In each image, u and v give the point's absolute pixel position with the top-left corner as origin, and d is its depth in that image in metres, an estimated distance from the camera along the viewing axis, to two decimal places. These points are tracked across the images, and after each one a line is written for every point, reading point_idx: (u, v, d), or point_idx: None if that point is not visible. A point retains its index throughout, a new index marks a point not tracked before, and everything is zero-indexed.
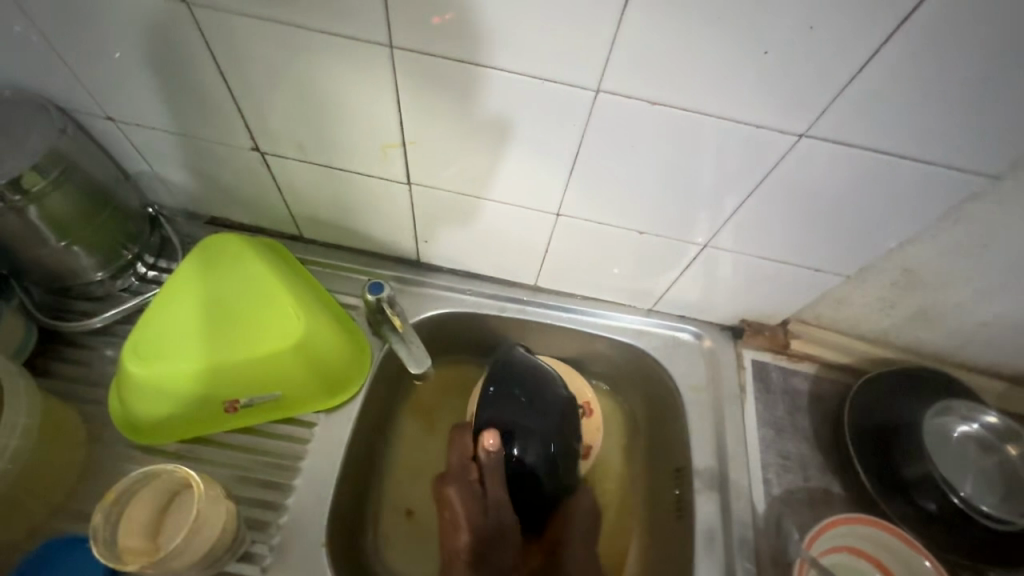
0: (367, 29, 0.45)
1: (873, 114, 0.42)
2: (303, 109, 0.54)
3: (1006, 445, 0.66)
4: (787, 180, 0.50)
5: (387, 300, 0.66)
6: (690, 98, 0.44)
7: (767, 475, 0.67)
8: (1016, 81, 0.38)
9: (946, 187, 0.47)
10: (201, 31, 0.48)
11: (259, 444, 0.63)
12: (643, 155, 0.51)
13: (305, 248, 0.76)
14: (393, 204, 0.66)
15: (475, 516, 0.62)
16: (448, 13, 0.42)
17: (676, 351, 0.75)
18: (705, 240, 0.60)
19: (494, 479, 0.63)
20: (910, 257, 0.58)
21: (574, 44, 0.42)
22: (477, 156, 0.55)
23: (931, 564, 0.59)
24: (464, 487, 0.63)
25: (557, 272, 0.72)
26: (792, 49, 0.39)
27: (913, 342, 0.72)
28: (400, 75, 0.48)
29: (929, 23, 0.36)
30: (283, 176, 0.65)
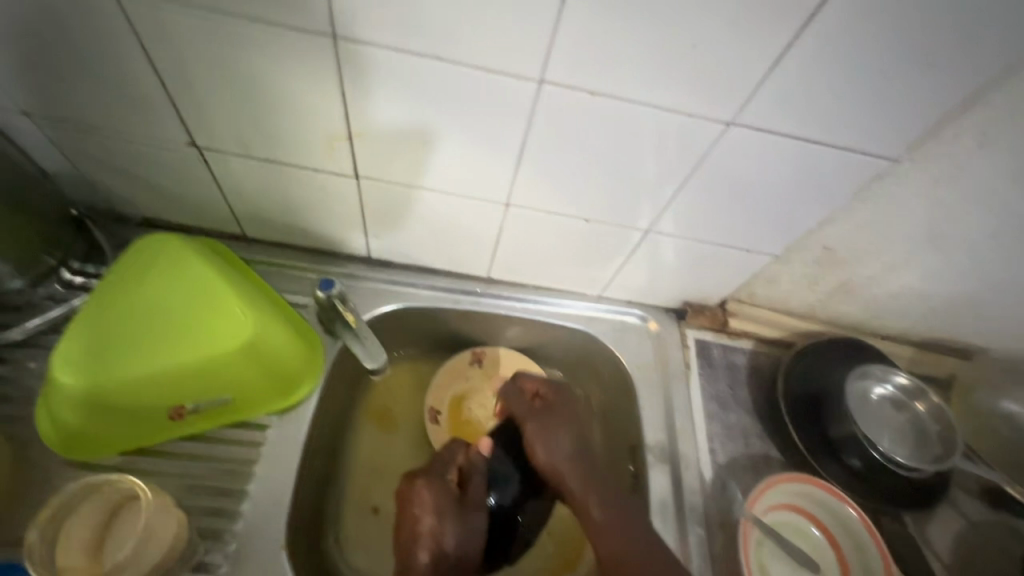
0: (309, 20, 0.44)
1: (789, 104, 0.46)
2: (243, 101, 0.52)
3: (915, 402, 0.73)
4: (721, 168, 0.53)
5: (338, 295, 0.66)
6: (628, 89, 0.46)
7: (713, 445, 0.71)
8: (908, 73, 0.42)
9: (856, 170, 0.52)
10: (127, 19, 0.46)
11: (210, 451, 0.60)
12: (586, 144, 0.52)
13: (249, 248, 0.74)
14: (341, 198, 0.64)
15: (451, 510, 0.62)
16: (380, 5, 0.42)
17: (626, 335, 0.78)
18: (647, 226, 0.63)
19: (476, 482, 0.67)
20: (829, 236, 0.63)
21: (515, 39, 0.43)
22: (425, 149, 0.55)
23: (856, 513, 0.64)
24: (443, 481, 0.64)
25: (509, 263, 0.74)
26: (719, 43, 0.42)
27: (834, 315, 0.79)
28: (346, 68, 0.48)
29: (835, 21, 0.39)
30: (224, 173, 0.62)
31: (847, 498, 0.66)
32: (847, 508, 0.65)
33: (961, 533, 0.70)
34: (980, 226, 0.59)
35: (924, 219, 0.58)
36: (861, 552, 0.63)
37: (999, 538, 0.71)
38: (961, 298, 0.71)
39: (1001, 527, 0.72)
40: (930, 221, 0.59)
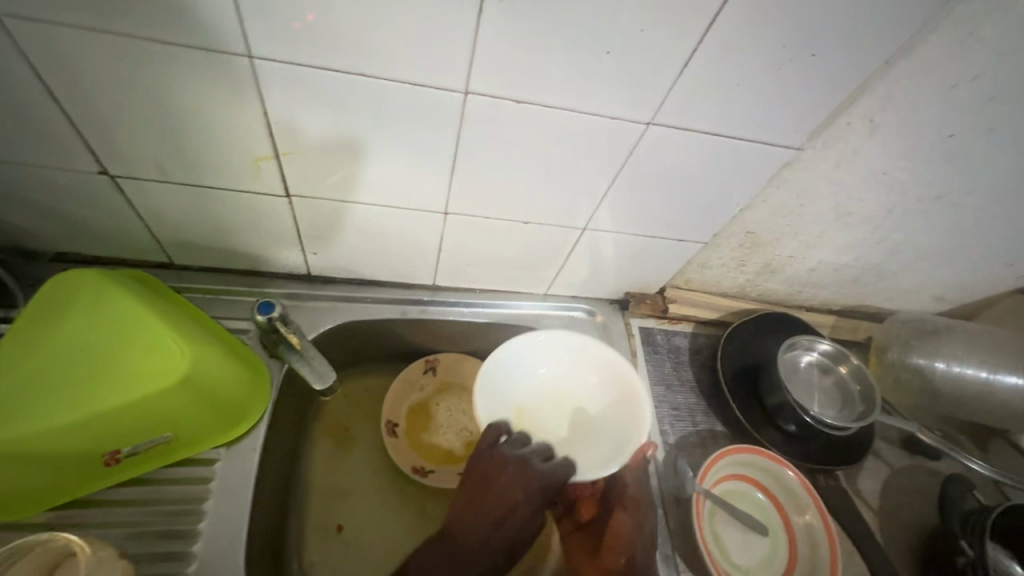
0: (220, 40, 0.43)
1: (699, 103, 0.49)
2: (157, 125, 0.50)
3: (839, 366, 0.80)
4: (646, 165, 0.56)
5: (279, 317, 0.63)
6: (551, 96, 0.48)
7: (664, 426, 0.75)
8: (801, 71, 0.46)
9: (767, 160, 0.56)
10: (17, 45, 0.42)
11: (154, 493, 0.57)
12: (516, 149, 0.54)
13: (179, 275, 0.70)
14: (274, 218, 0.63)
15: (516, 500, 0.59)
16: (294, 23, 0.41)
17: (574, 329, 0.81)
18: (584, 223, 0.65)
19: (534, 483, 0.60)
20: (750, 221, 0.67)
21: (435, 53, 0.44)
22: (357, 163, 0.55)
23: (794, 474, 0.69)
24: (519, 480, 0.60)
25: (455, 269, 0.74)
26: (631, 50, 0.44)
27: (763, 293, 0.84)
28: (264, 87, 0.47)
29: (731, 27, 0.42)
30: (143, 201, 0.59)
31: (786, 461, 0.71)
32: (786, 470, 0.70)
33: (886, 480, 0.78)
34: (878, 203, 0.65)
35: (831, 199, 0.64)
36: (801, 510, 0.68)
37: (917, 480, 0.79)
38: (869, 267, 0.78)
39: (919, 469, 0.80)
40: (837, 200, 0.64)
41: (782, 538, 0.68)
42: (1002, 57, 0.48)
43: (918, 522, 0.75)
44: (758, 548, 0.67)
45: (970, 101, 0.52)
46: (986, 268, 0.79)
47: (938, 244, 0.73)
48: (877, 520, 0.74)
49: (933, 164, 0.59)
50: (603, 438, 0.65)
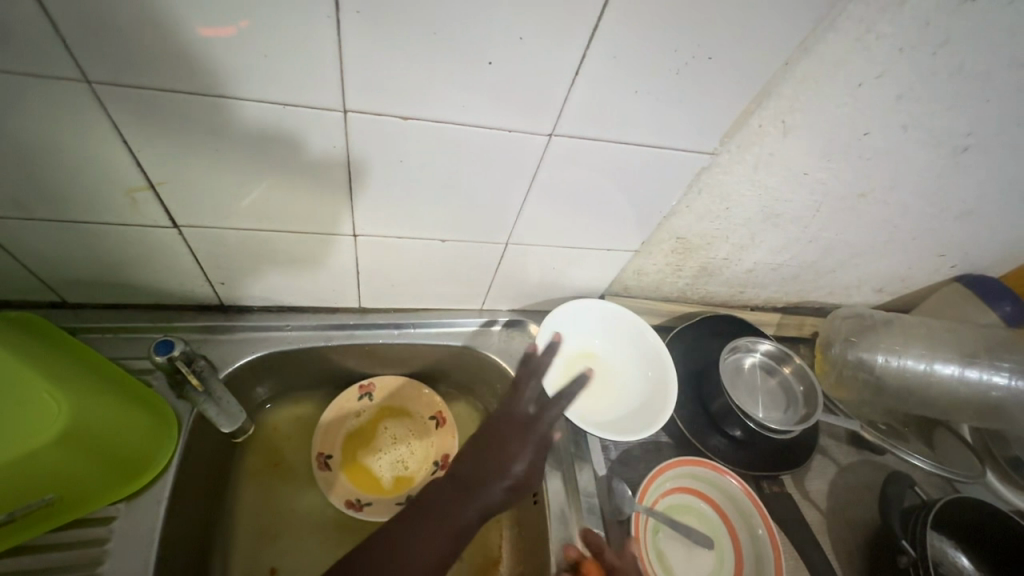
0: (52, 66, 0.38)
1: (599, 112, 0.46)
2: (4, 159, 0.45)
3: (782, 367, 0.78)
4: (557, 177, 0.53)
5: (181, 356, 0.59)
6: (442, 112, 0.45)
7: (606, 441, 0.72)
8: (700, 75, 0.44)
9: (683, 166, 0.54)
10: None
11: (39, 561, 0.52)
12: (416, 169, 0.50)
13: (73, 315, 0.65)
14: (168, 250, 0.58)
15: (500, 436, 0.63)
16: (132, 43, 0.37)
17: (511, 344, 0.78)
18: (506, 238, 0.62)
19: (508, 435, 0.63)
20: (679, 227, 0.65)
21: (300, 70, 0.40)
22: (243, 188, 0.50)
23: (734, 479, 0.68)
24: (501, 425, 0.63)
25: (379, 291, 0.70)
26: (515, 60, 0.41)
27: (704, 295, 0.83)
28: (118, 114, 0.42)
29: (616, 34, 0.40)
30: (14, 240, 0.54)
31: (725, 468, 0.70)
32: (727, 477, 0.69)
33: (834, 479, 0.77)
34: (804, 203, 0.63)
35: (756, 202, 0.62)
36: (745, 518, 0.67)
37: (864, 476, 0.78)
38: (805, 265, 0.77)
39: (865, 465, 0.79)
40: (762, 202, 0.62)
41: (729, 550, 0.66)
42: (904, 52, 0.47)
43: (865, 521, 0.74)
44: (705, 564, 0.65)
45: (879, 98, 0.51)
46: (919, 260, 0.79)
47: (869, 240, 0.72)
48: (825, 521, 0.73)
49: (853, 162, 0.58)
50: (627, 415, 0.70)
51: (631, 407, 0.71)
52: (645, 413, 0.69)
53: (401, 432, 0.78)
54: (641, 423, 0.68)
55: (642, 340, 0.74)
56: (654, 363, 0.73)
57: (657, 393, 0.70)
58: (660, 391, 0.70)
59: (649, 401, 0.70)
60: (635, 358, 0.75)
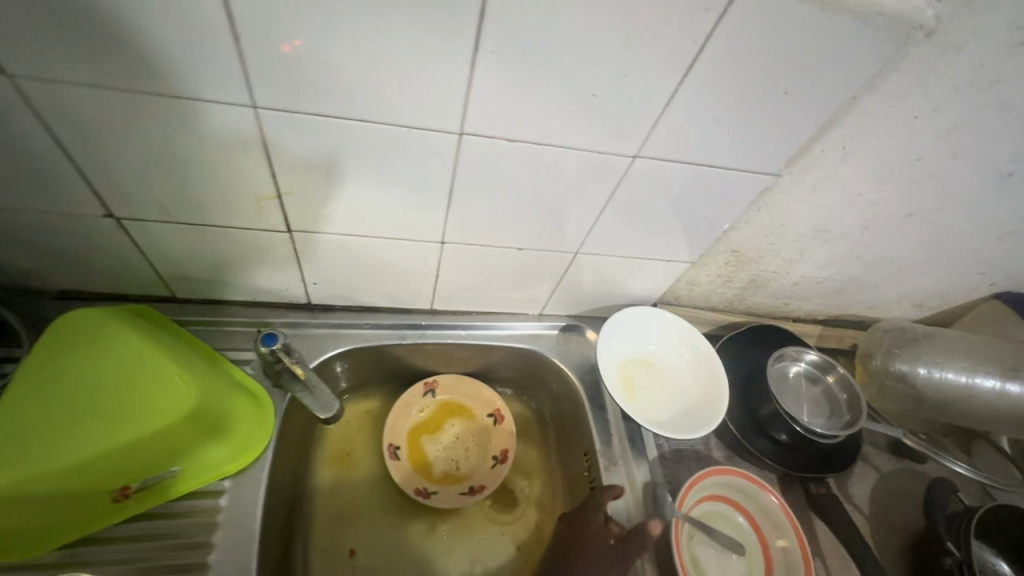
0: (225, 94, 0.45)
1: (681, 138, 0.51)
2: (162, 171, 0.52)
3: (826, 376, 0.82)
4: (633, 194, 0.59)
5: (283, 348, 0.64)
6: (544, 136, 0.51)
7: (659, 440, 0.77)
8: (775, 107, 0.49)
9: (748, 186, 0.59)
10: (30, 102, 0.44)
11: (160, 528, 0.58)
12: (509, 185, 0.56)
13: (180, 309, 0.71)
14: (276, 252, 0.64)
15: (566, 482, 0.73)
16: (295, 77, 0.44)
17: (569, 347, 0.83)
18: (576, 248, 0.68)
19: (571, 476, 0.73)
20: (735, 241, 0.70)
21: (429, 99, 0.46)
22: (355, 199, 0.57)
23: (775, 496, 0.72)
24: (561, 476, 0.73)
25: (452, 294, 0.76)
26: (616, 93, 0.47)
27: (750, 306, 0.87)
28: (267, 134, 0.49)
29: (707, 72, 0.45)
30: (147, 240, 0.60)
31: (761, 481, 0.74)
32: (763, 490, 0.73)
33: (875, 485, 0.80)
34: (854, 221, 0.68)
35: (810, 219, 0.67)
36: (775, 530, 0.71)
37: (905, 483, 0.81)
38: (850, 279, 0.81)
39: (906, 473, 0.83)
40: (815, 219, 0.67)
41: (759, 559, 0.70)
42: (959, 89, 0.51)
43: (907, 526, 0.77)
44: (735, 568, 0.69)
45: (933, 128, 0.55)
46: (960, 277, 0.82)
47: (913, 257, 0.76)
48: (868, 524, 0.76)
49: (904, 185, 0.62)
50: (682, 414, 0.75)
51: (687, 403, 0.76)
52: (702, 407, 0.75)
53: (463, 429, 0.83)
54: (695, 422, 0.73)
55: (693, 344, 0.79)
56: (704, 365, 0.78)
57: (709, 393, 0.76)
58: (712, 392, 0.75)
59: (704, 396, 0.76)
60: (683, 357, 0.80)
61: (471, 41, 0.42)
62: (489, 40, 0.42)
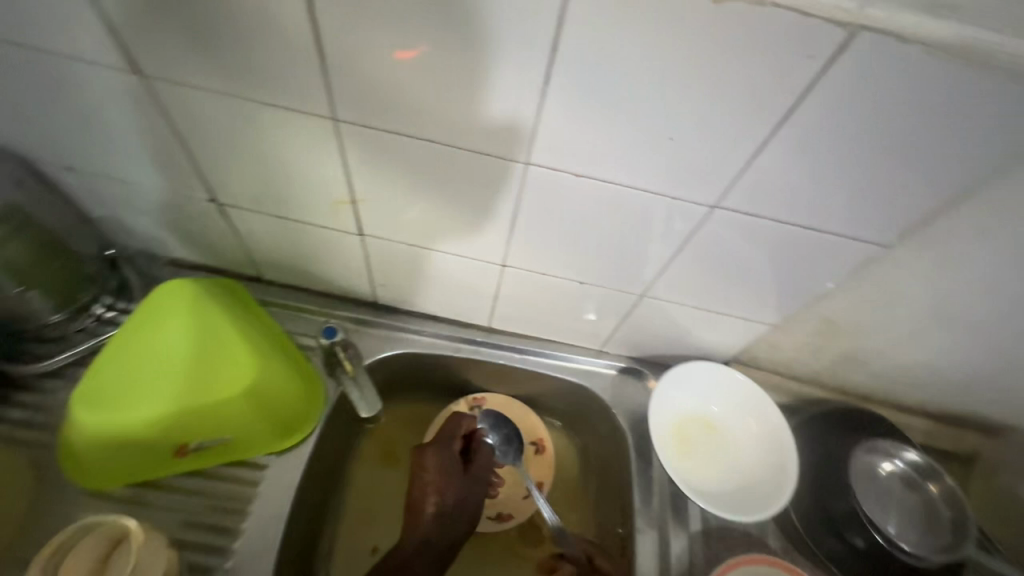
0: (312, 104, 0.48)
1: (768, 192, 0.46)
2: (257, 167, 0.56)
3: (928, 483, 0.69)
4: (707, 244, 0.54)
5: (339, 342, 0.70)
6: (613, 175, 0.48)
7: (706, 511, 0.70)
8: (888, 170, 0.42)
9: (848, 253, 0.52)
10: (156, 98, 0.50)
11: (209, 487, 0.64)
12: (575, 218, 0.54)
13: (264, 289, 0.78)
14: (349, 251, 0.68)
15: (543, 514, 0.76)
16: (374, 93, 0.45)
17: (624, 390, 0.78)
18: (642, 290, 0.64)
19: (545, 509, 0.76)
20: (829, 310, 0.62)
21: (498, 126, 0.46)
22: (423, 213, 0.58)
23: None
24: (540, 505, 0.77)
25: (509, 315, 0.75)
26: (695, 139, 0.43)
27: (843, 383, 0.76)
28: (345, 142, 0.51)
29: (806, 124, 0.40)
30: (242, 225, 0.67)
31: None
32: None
33: None
34: (986, 310, 0.57)
35: (927, 300, 0.57)
36: None
37: None
38: (977, 375, 0.68)
39: None
40: (933, 300, 0.57)
41: None
42: None
43: None
44: None
45: None
46: None
47: None
48: None
49: None
50: (737, 490, 0.68)
51: (746, 478, 0.69)
52: (762, 488, 0.67)
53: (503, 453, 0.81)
54: (754, 505, 0.66)
55: (764, 412, 0.71)
56: (774, 440, 0.70)
57: (774, 473, 0.68)
58: (777, 473, 0.67)
59: (765, 476, 0.68)
60: (749, 425, 0.72)
61: (541, 74, 0.41)
62: (560, 72, 0.40)
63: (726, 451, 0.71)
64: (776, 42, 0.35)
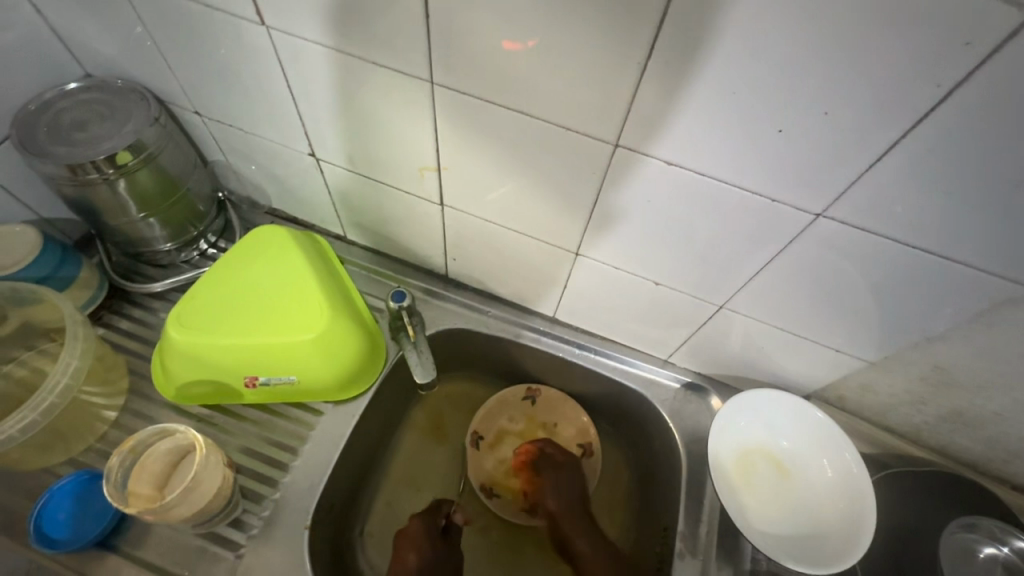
0: (413, 66, 0.49)
1: (887, 204, 0.41)
2: (354, 125, 0.59)
3: None
4: (805, 259, 0.49)
5: (406, 308, 0.69)
6: (707, 166, 0.45)
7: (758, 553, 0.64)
8: None
9: (975, 289, 0.45)
10: (274, 49, 0.54)
11: (270, 421, 0.69)
12: (658, 211, 0.51)
13: (346, 248, 0.82)
14: (428, 220, 0.69)
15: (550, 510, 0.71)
16: (473, 59, 0.45)
17: (685, 407, 0.74)
18: (721, 301, 0.59)
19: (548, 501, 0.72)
20: (942, 355, 0.54)
21: (592, 103, 0.44)
22: (504, 190, 0.58)
23: None
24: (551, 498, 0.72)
25: (576, 308, 0.73)
26: (809, 132, 0.39)
27: (947, 444, 0.67)
28: (438, 107, 0.52)
29: (949, 125, 0.35)
30: (334, 182, 0.70)
31: None
32: None
33: None
34: None
35: None
36: None
37: None
38: None
39: None
40: None
41: None
42: None
43: None
44: None
45: None
46: None
47: None
48: None
49: None
50: (792, 537, 0.62)
51: (812, 526, 0.62)
52: (832, 542, 0.60)
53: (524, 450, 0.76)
54: (811, 557, 0.60)
55: (845, 457, 0.63)
56: (851, 490, 0.62)
57: (845, 528, 0.60)
58: (851, 529, 0.60)
59: (834, 529, 0.61)
60: (824, 469, 0.64)
61: (644, 49, 0.38)
62: (664, 49, 0.38)
63: (789, 493, 0.65)
64: (924, 25, 0.30)
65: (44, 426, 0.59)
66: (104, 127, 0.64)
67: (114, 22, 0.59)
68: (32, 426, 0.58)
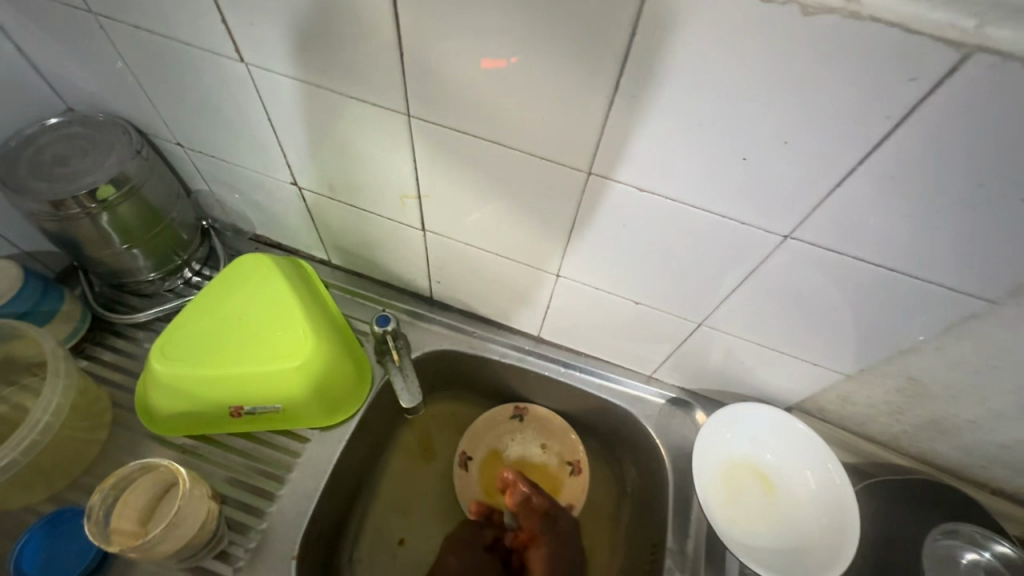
0: (390, 100, 0.50)
1: (851, 225, 0.42)
2: (335, 155, 0.60)
3: None
4: (777, 277, 0.50)
5: (392, 331, 0.70)
6: (676, 191, 0.46)
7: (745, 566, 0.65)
8: (999, 215, 0.37)
9: (940, 304, 0.46)
10: (254, 84, 0.55)
11: (257, 450, 0.68)
12: (633, 233, 0.53)
13: (331, 272, 0.82)
14: (411, 244, 0.70)
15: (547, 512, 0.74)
16: (449, 93, 0.47)
17: (671, 422, 0.74)
18: (700, 318, 0.60)
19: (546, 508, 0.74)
20: (915, 367, 0.55)
21: (565, 133, 0.45)
22: (484, 215, 0.59)
23: None
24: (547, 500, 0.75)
25: (560, 327, 0.74)
26: (771, 160, 0.40)
27: (926, 452, 0.68)
28: (416, 138, 0.53)
29: (902, 152, 0.36)
30: (317, 210, 0.71)
31: None
32: None
33: None
34: None
35: None
36: None
37: None
38: None
39: None
40: None
41: None
42: None
43: None
44: None
45: None
46: None
47: None
48: None
49: None
50: (775, 548, 0.63)
51: (796, 539, 0.63)
52: (817, 551, 0.61)
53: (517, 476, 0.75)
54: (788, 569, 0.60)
55: (828, 468, 0.64)
56: (834, 501, 0.63)
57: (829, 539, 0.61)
58: (834, 540, 0.60)
59: (818, 541, 0.61)
60: (807, 481, 0.65)
61: (609, 84, 0.40)
62: (629, 84, 0.39)
63: (772, 505, 0.65)
64: (870, 63, 0.32)
65: (26, 463, 0.58)
66: (86, 162, 0.64)
67: (96, 59, 0.60)
68: (13, 465, 0.57)
